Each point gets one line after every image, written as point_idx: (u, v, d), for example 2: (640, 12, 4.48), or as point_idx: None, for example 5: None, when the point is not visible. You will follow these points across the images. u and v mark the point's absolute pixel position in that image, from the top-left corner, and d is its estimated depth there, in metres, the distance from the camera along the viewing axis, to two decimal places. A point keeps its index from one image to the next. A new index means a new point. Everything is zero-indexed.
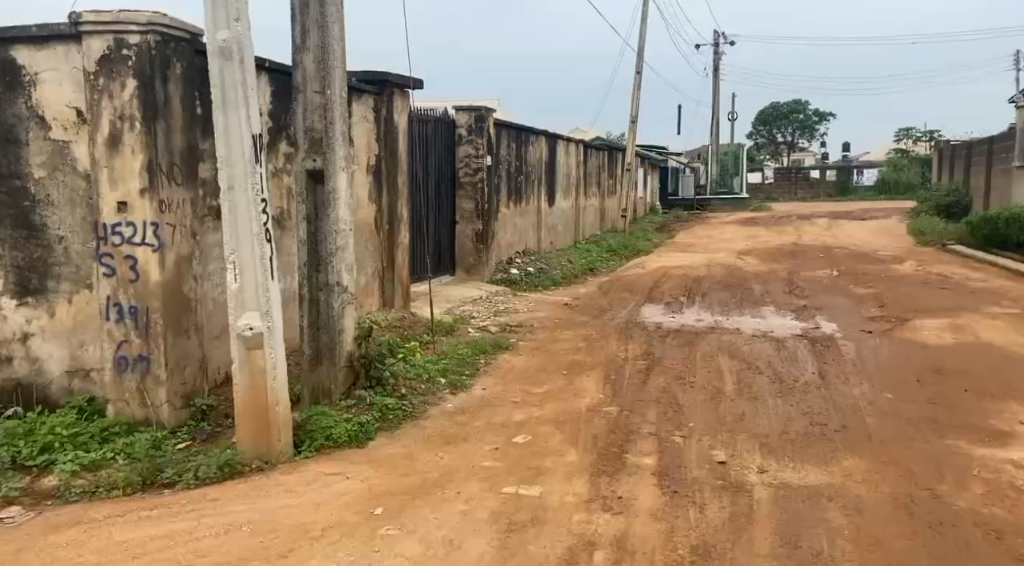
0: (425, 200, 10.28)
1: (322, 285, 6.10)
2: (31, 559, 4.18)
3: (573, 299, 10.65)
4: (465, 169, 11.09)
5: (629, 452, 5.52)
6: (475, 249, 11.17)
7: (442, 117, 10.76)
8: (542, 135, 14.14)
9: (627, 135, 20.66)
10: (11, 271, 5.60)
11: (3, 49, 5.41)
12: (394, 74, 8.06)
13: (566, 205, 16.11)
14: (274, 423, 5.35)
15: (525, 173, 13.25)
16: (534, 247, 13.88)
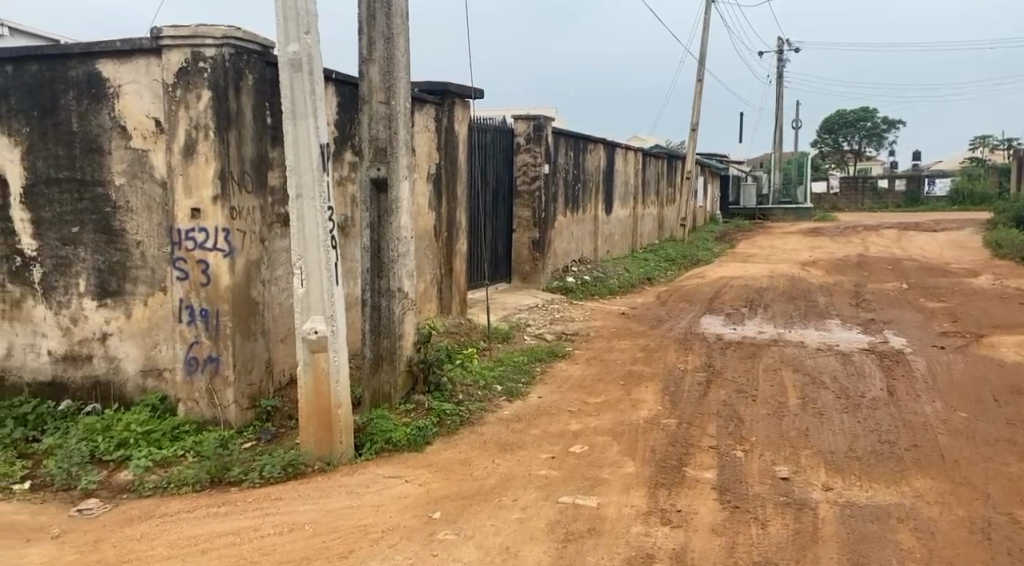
0: (483, 208, 10.39)
1: (383, 291, 6.23)
2: (108, 549, 4.39)
3: (629, 308, 10.63)
4: (522, 177, 11.17)
5: (688, 466, 5.51)
6: (532, 257, 11.23)
7: (501, 126, 10.84)
8: (600, 143, 14.14)
9: (687, 144, 20.50)
10: (92, 273, 5.86)
11: (89, 63, 5.66)
12: (455, 83, 8.17)
13: (624, 213, 16.09)
14: (336, 424, 5.49)
15: (582, 182, 13.27)
16: (591, 256, 13.89)
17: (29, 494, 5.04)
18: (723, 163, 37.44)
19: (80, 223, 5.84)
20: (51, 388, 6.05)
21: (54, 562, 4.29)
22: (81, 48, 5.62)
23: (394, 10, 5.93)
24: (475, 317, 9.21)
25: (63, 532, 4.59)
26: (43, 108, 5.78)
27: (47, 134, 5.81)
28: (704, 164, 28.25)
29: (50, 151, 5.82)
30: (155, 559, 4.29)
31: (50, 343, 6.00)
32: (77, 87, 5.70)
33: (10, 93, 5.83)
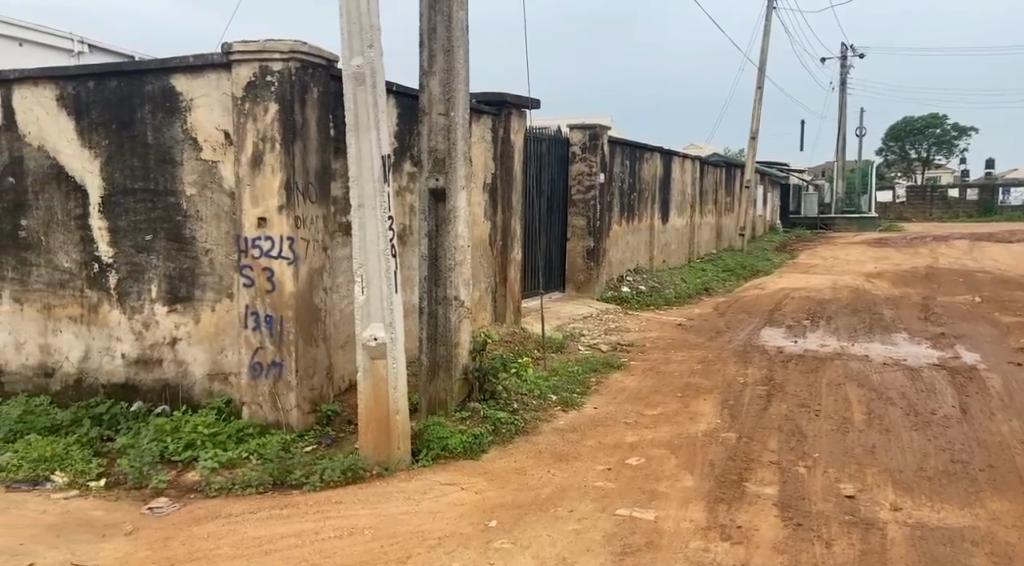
0: (537, 217, 10.45)
1: (440, 300, 6.33)
2: (177, 547, 4.57)
3: (687, 319, 10.56)
4: (577, 186, 11.19)
5: (747, 481, 5.47)
6: (586, 266, 11.24)
7: (556, 135, 10.88)
8: (657, 152, 14.09)
9: (747, 152, 20.27)
10: (164, 280, 6.08)
11: (164, 78, 5.89)
12: (512, 94, 8.24)
13: (680, 222, 15.98)
14: (394, 430, 5.61)
15: (638, 191, 13.23)
16: (647, 265, 13.84)
17: (104, 492, 5.31)
18: (784, 172, 36.85)
19: (153, 232, 6.06)
20: (124, 390, 6.29)
21: (127, 558, 4.49)
22: (157, 64, 5.85)
23: (454, 23, 6.04)
24: (530, 325, 9.26)
25: (135, 529, 4.80)
26: (120, 121, 6.02)
27: (123, 146, 6.04)
28: (765, 173, 27.84)
29: (127, 162, 6.05)
30: (221, 558, 4.45)
31: (124, 346, 6.24)
32: (153, 101, 5.94)
33: (90, 107, 6.07)
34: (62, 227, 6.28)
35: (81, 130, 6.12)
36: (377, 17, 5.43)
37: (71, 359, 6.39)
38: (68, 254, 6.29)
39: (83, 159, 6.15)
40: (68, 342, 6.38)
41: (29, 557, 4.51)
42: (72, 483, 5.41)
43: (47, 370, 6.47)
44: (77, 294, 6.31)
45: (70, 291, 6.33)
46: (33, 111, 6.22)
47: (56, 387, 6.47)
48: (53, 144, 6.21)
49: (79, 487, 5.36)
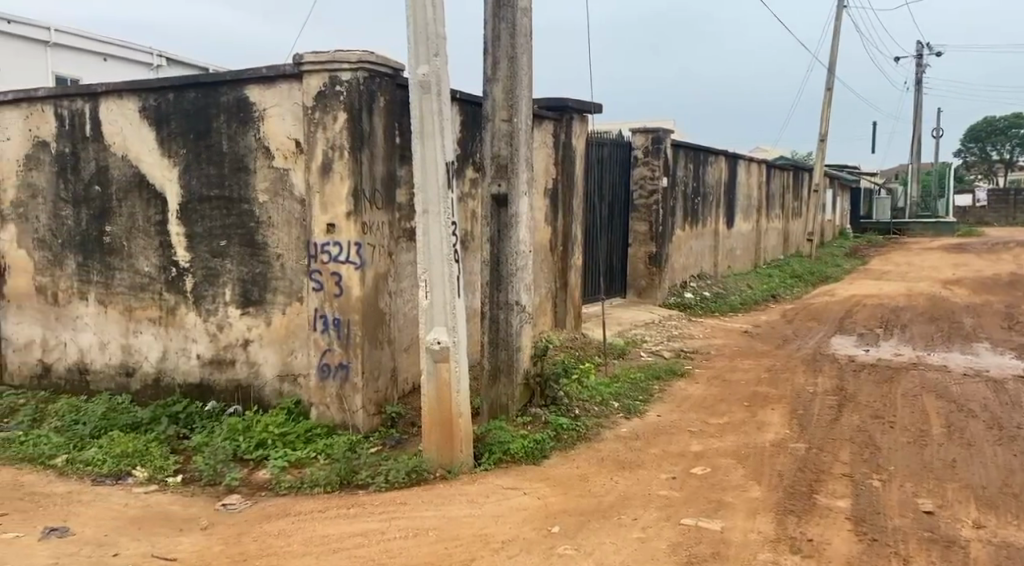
0: (598, 222, 10.44)
1: (502, 304, 6.40)
2: (250, 543, 4.76)
3: (752, 326, 10.42)
4: (640, 191, 11.14)
5: (818, 493, 5.40)
6: (648, 271, 11.18)
7: (618, 140, 10.89)
8: (722, 156, 13.92)
9: (816, 155, 19.86)
10: (237, 284, 6.29)
11: (239, 89, 6.10)
12: (574, 99, 8.24)
13: (746, 227, 15.75)
14: (457, 434, 5.71)
15: (702, 196, 13.11)
16: (711, 271, 13.70)
17: (181, 487, 5.58)
18: (855, 174, 36.03)
19: (227, 237, 6.28)
20: (199, 390, 6.53)
21: (204, 552, 4.70)
22: (232, 76, 6.06)
23: (518, 30, 6.12)
24: (591, 330, 9.26)
25: (211, 525, 5.03)
26: (198, 131, 6.26)
27: (200, 155, 6.27)
28: (835, 176, 27.23)
29: (203, 170, 6.28)
30: (291, 555, 4.62)
31: (199, 348, 6.48)
32: (228, 112, 6.16)
33: (169, 118, 6.33)
34: (142, 233, 6.56)
35: (161, 140, 6.38)
36: (443, 25, 5.56)
37: (150, 359, 6.66)
38: (149, 258, 6.56)
39: (163, 168, 6.41)
40: (148, 343, 6.65)
41: (113, 548, 4.79)
42: (151, 478, 5.68)
43: (128, 370, 6.76)
44: (156, 297, 6.58)
45: (149, 294, 6.60)
46: (117, 122, 6.51)
47: (136, 386, 6.74)
48: (136, 154, 6.48)
49: (158, 482, 5.63)
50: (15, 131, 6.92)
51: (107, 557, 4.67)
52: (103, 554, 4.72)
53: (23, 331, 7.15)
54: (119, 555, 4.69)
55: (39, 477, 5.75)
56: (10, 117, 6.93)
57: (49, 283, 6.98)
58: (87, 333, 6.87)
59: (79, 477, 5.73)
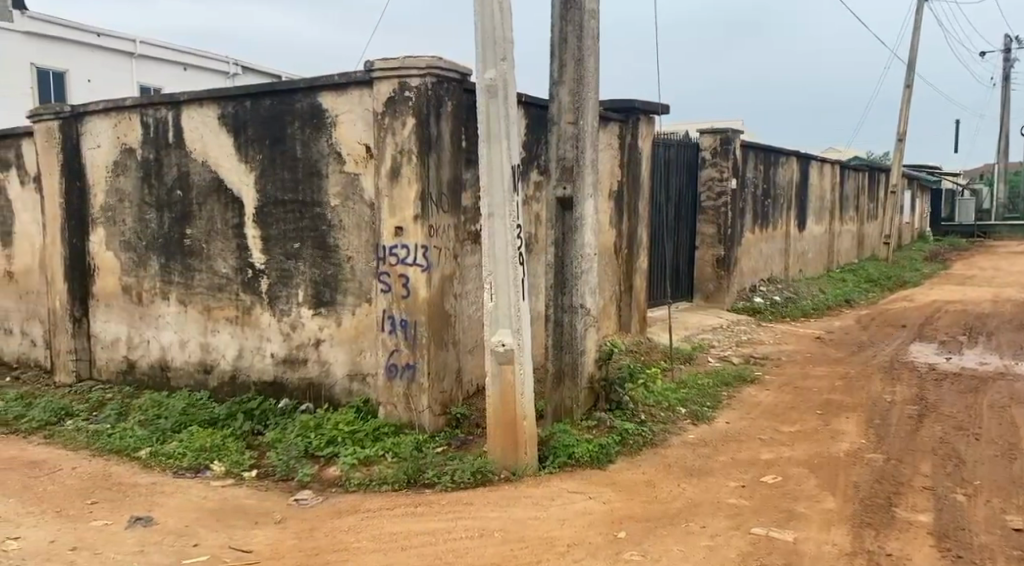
0: (665, 224, 10.35)
1: (566, 307, 6.45)
2: (321, 538, 4.93)
3: (826, 332, 10.16)
4: (708, 193, 10.98)
5: (897, 506, 5.26)
6: (715, 275, 10.99)
7: (685, 141, 10.79)
8: (793, 156, 13.60)
9: (894, 155, 19.23)
10: (309, 285, 6.48)
11: (313, 96, 6.29)
12: (641, 100, 8.06)
13: (818, 230, 15.37)
14: (522, 436, 5.76)
15: (773, 197, 12.84)
16: (781, 274, 13.40)
17: (256, 482, 5.78)
18: (937, 175, 34.81)
19: (301, 240, 6.47)
20: (272, 387, 6.74)
21: (278, 545, 4.89)
22: (306, 83, 6.25)
23: (585, 32, 6.14)
24: (657, 334, 9.16)
25: (284, 519, 5.23)
26: (273, 137, 6.48)
27: (275, 160, 6.49)
28: (915, 177, 26.30)
29: (278, 175, 6.49)
30: (361, 551, 4.76)
31: (273, 346, 6.69)
32: (302, 118, 6.35)
33: (247, 125, 6.57)
34: (221, 235, 6.81)
35: (239, 146, 6.62)
36: (511, 30, 5.63)
37: (227, 357, 6.91)
38: (226, 260, 6.81)
39: (240, 173, 6.65)
40: (225, 341, 6.90)
41: (194, 538, 5.02)
42: (228, 472, 5.91)
43: (206, 367, 7.02)
44: (233, 297, 6.82)
45: (227, 294, 6.85)
46: (199, 130, 6.79)
47: (213, 383, 7.00)
48: (215, 159, 6.74)
49: (234, 476, 5.85)
50: (104, 138, 7.28)
51: (188, 547, 4.90)
52: (184, 543, 4.96)
53: (109, 329, 7.51)
54: (200, 545, 4.92)
55: (125, 468, 6.05)
56: (100, 125, 7.28)
57: (134, 284, 7.31)
58: (168, 332, 7.17)
59: (160, 470, 6.00)
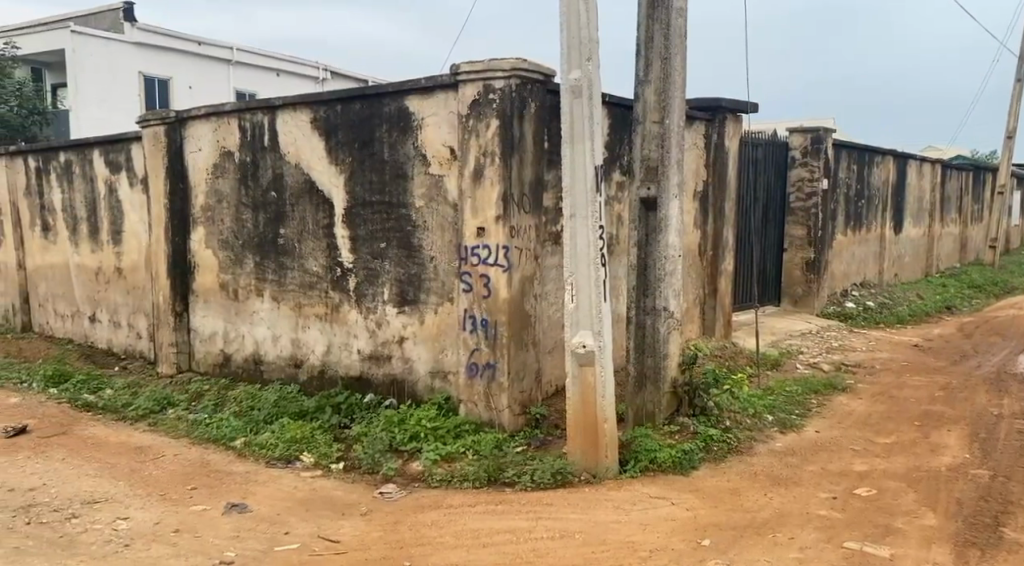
0: (752, 226, 10.10)
1: (649, 310, 6.40)
2: (406, 531, 5.06)
3: (924, 340, 9.70)
4: (797, 193, 10.65)
5: (1005, 526, 4.98)
6: (804, 279, 10.64)
7: (774, 140, 10.51)
8: (890, 155, 13.03)
9: (1002, 153, 18.18)
10: (394, 284, 6.64)
11: (400, 100, 6.44)
12: (727, 98, 7.90)
13: (917, 232, 14.68)
14: (602, 439, 5.74)
15: (868, 198, 12.33)
16: (875, 279, 12.86)
17: (343, 474, 5.98)
18: None
19: (387, 240, 6.64)
20: (359, 382, 6.94)
21: (364, 536, 5.04)
22: (394, 87, 6.41)
23: (672, 31, 6.09)
24: (743, 339, 8.94)
25: (369, 511, 5.38)
26: (362, 140, 6.67)
27: (364, 162, 6.68)
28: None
29: (367, 178, 6.68)
30: (444, 546, 4.86)
31: (360, 342, 6.89)
32: (389, 121, 6.52)
33: (337, 128, 6.80)
34: (312, 235, 7.06)
35: (330, 149, 6.85)
36: (596, 30, 5.63)
37: (316, 352, 7.16)
38: (317, 259, 7.06)
39: (331, 175, 6.88)
40: (314, 337, 7.15)
41: (285, 526, 5.24)
42: (316, 463, 6.13)
43: (296, 361, 7.29)
44: (323, 295, 7.06)
45: (317, 292, 7.09)
46: (293, 133, 7.06)
47: (303, 377, 7.26)
48: (307, 162, 7.00)
49: (322, 468, 6.06)
50: (206, 142, 7.65)
51: (280, 534, 5.12)
52: (276, 531, 5.17)
53: (207, 324, 7.89)
54: (291, 533, 5.13)
55: (222, 457, 6.35)
56: (202, 130, 7.67)
57: (231, 280, 7.67)
58: (262, 327, 7.48)
59: (255, 459, 6.27)
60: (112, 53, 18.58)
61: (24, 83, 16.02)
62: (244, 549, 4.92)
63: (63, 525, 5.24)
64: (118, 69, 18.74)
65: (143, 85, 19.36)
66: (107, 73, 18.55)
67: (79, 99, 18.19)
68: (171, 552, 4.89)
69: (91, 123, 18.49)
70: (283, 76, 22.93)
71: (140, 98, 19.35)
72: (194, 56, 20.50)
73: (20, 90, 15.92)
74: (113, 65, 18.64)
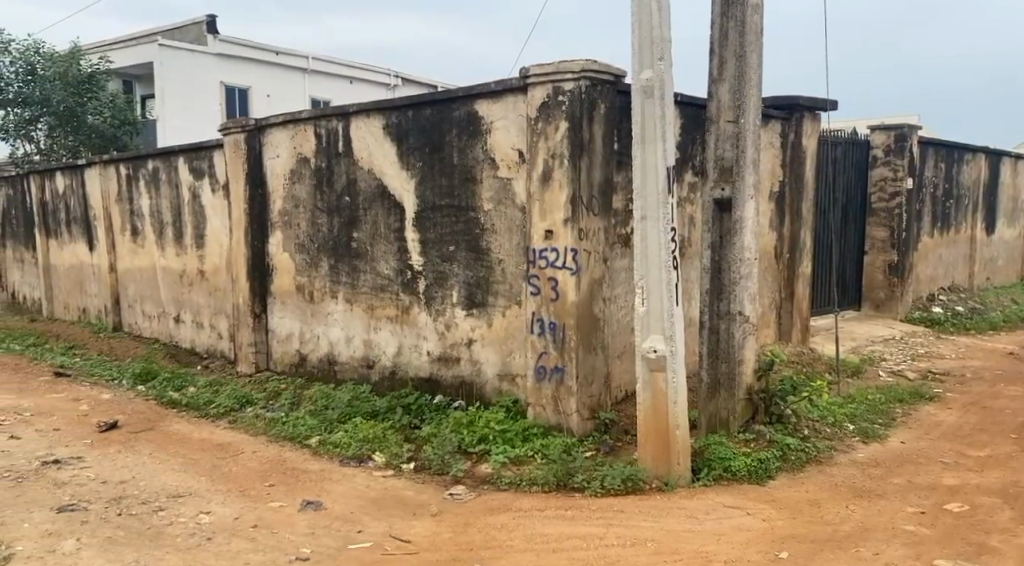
0: (832, 228, 9.76)
1: (722, 314, 6.25)
2: (475, 533, 5.07)
3: (1020, 348, 9.16)
4: (880, 193, 10.21)
5: None
6: (887, 283, 10.20)
7: (854, 138, 10.13)
8: (983, 153, 12.39)
9: None
10: (463, 287, 6.69)
11: (470, 104, 6.49)
12: (805, 96, 7.68)
13: (1012, 235, 13.91)
14: (674, 446, 5.63)
15: (957, 198, 11.75)
16: (965, 283, 12.25)
17: (414, 474, 6.04)
18: None
19: (455, 243, 6.70)
20: (428, 383, 7.02)
21: (434, 537, 5.09)
22: (464, 92, 6.46)
23: (747, 28, 5.94)
24: (821, 345, 8.62)
25: (439, 512, 5.43)
26: (432, 145, 6.75)
27: (434, 167, 6.76)
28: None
29: (437, 182, 6.76)
30: (513, 549, 4.85)
31: (429, 344, 6.97)
32: (459, 125, 6.58)
33: (408, 134, 6.90)
34: (384, 238, 7.18)
35: (401, 154, 6.96)
36: (668, 29, 5.54)
37: (387, 354, 7.28)
38: (388, 262, 7.18)
39: (402, 179, 6.99)
40: (386, 339, 7.27)
41: (358, 524, 5.33)
42: (387, 463, 6.21)
43: (368, 362, 7.43)
44: (394, 298, 7.18)
45: (388, 294, 7.22)
46: (367, 140, 7.20)
47: (375, 377, 7.39)
48: (380, 167, 7.13)
49: (393, 467, 6.15)
50: (283, 149, 7.89)
51: (353, 532, 5.21)
52: (350, 529, 5.27)
53: (285, 325, 8.11)
54: (363, 532, 5.21)
55: (298, 455, 6.52)
56: (279, 137, 7.91)
57: (307, 283, 7.87)
58: (336, 328, 7.65)
59: (329, 458, 6.41)
60: (195, 64, 19.41)
61: (116, 96, 16.85)
62: (319, 546, 5.03)
63: (151, 517, 5.46)
64: (199, 77, 19.58)
65: (223, 93, 20.18)
66: (190, 81, 19.38)
67: (165, 108, 19.02)
68: (250, 546, 5.04)
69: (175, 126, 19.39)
70: (358, 83, 23.52)
71: (220, 108, 20.22)
72: (270, 64, 21.24)
73: (114, 102, 16.74)
74: (195, 74, 19.47)
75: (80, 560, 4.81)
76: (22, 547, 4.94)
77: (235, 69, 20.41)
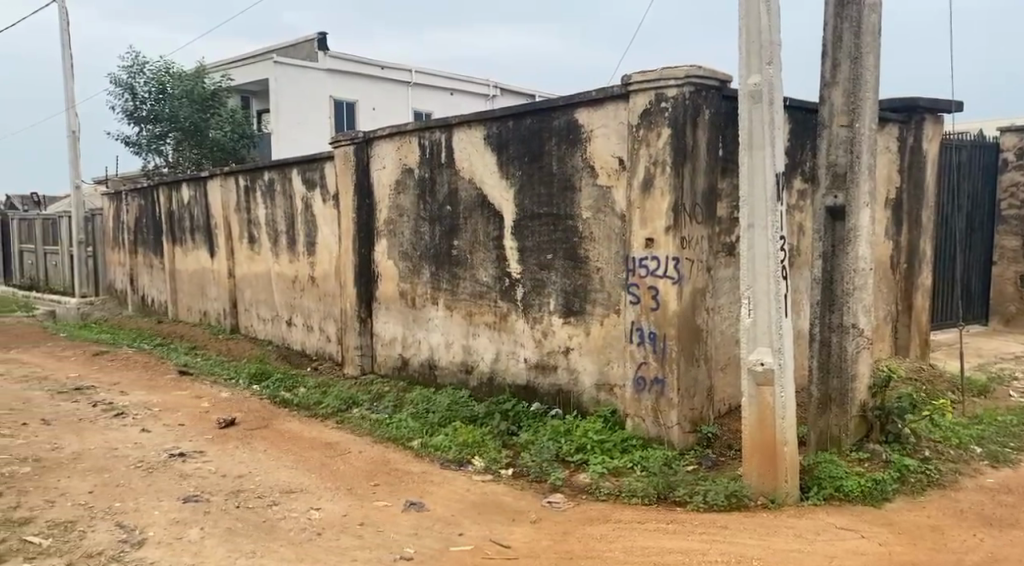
0: (956, 236, 9.14)
1: (834, 327, 5.94)
2: (574, 543, 5.04)
3: None
4: (1009, 200, 9.47)
5: None
6: (1019, 295, 9.50)
7: (980, 141, 9.45)
8: None
9: None
10: (561, 295, 6.68)
11: (570, 113, 6.47)
12: (926, 98, 7.24)
13: None
14: (782, 463, 5.40)
15: None
16: None
17: (512, 480, 6.06)
18: None
19: (553, 251, 6.70)
20: (526, 390, 7.04)
21: (534, 544, 5.09)
22: (564, 101, 6.45)
23: (864, 28, 5.64)
24: (944, 362, 8.08)
25: (539, 519, 5.42)
26: (532, 154, 6.78)
27: (534, 176, 6.78)
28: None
29: (536, 191, 6.78)
30: (613, 560, 4.78)
31: (527, 352, 7.00)
32: (558, 134, 6.57)
33: (509, 143, 6.95)
34: (483, 246, 7.27)
35: (502, 163, 7.02)
36: (777, 32, 5.33)
37: (485, 360, 7.36)
38: (487, 270, 7.26)
39: (502, 189, 7.05)
40: (484, 345, 7.35)
41: (459, 527, 5.39)
42: (486, 468, 6.26)
43: (467, 367, 7.53)
44: (492, 304, 7.25)
45: (487, 301, 7.29)
46: (468, 150, 7.30)
47: (474, 383, 7.48)
48: (482, 177, 7.21)
49: (492, 472, 6.19)
50: (389, 160, 8.11)
51: (454, 535, 5.27)
52: (451, 531, 5.34)
53: (389, 329, 8.33)
54: (464, 535, 5.27)
55: (402, 456, 6.66)
56: (386, 148, 8.13)
57: (410, 289, 8.05)
58: (436, 334, 7.80)
59: (431, 460, 6.52)
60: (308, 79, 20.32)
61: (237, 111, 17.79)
62: (421, 547, 5.12)
63: (266, 510, 5.71)
64: (310, 92, 20.40)
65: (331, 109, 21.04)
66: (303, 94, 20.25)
67: (283, 120, 19.90)
68: (358, 543, 5.18)
69: (292, 136, 20.27)
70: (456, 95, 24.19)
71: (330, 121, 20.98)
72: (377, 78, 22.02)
73: (234, 117, 17.67)
74: (306, 89, 20.29)
75: (203, 548, 5.08)
76: (152, 533, 5.28)
77: (343, 83, 21.21)
